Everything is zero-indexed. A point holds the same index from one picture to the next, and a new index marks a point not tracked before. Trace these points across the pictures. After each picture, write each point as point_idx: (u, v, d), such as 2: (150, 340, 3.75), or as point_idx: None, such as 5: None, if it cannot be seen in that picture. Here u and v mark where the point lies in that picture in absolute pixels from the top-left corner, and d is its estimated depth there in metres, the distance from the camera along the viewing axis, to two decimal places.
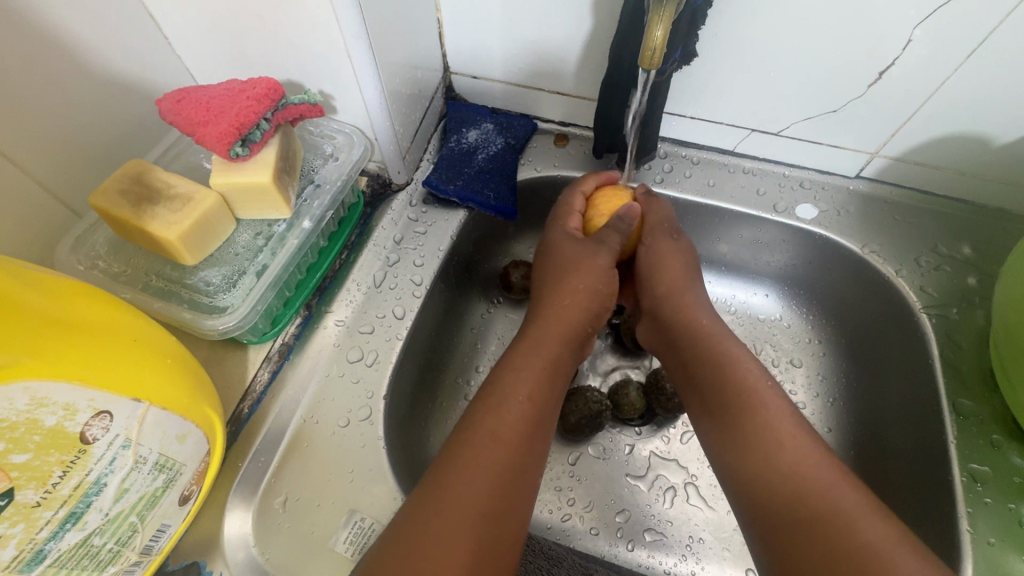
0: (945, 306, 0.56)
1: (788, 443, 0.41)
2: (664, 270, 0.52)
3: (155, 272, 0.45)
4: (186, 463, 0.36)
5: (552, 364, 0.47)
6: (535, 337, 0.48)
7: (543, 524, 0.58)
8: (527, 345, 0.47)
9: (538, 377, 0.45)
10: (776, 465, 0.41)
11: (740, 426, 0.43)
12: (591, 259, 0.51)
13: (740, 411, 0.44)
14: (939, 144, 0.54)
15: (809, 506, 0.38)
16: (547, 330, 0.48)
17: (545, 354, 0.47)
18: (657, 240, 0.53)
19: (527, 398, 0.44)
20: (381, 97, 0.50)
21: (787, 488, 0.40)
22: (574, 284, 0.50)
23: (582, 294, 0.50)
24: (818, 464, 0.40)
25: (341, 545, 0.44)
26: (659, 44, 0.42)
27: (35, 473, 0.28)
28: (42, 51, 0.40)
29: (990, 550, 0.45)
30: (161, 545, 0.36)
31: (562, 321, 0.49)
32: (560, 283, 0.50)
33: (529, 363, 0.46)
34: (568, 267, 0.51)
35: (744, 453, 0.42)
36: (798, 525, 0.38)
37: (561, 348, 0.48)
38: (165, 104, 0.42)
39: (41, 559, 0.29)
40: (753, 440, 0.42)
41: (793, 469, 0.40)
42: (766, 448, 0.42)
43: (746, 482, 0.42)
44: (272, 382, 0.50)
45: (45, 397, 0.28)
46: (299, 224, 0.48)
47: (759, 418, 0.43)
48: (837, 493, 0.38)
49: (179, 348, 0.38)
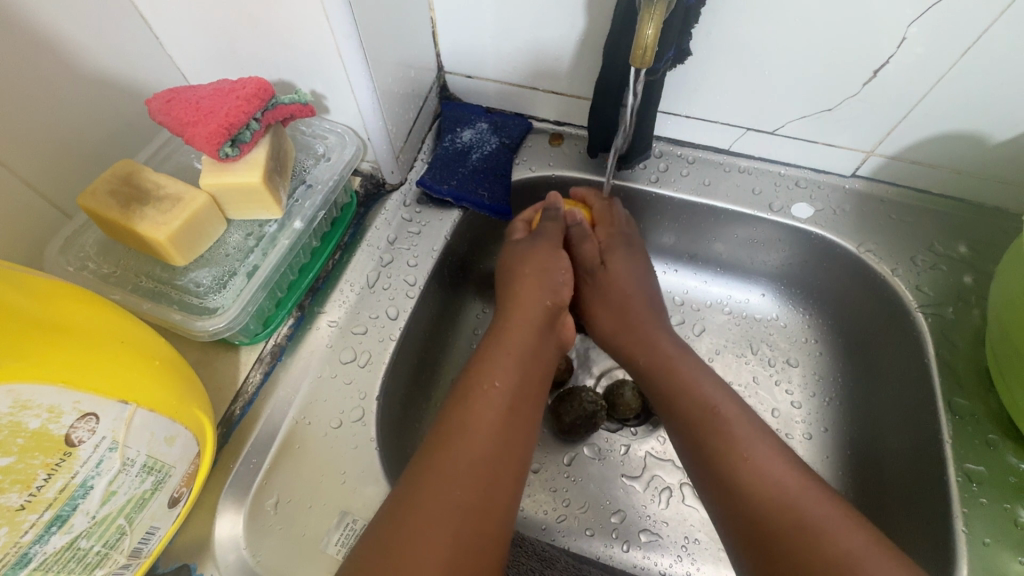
0: (940, 305, 0.56)
1: (749, 455, 0.42)
2: (597, 310, 0.56)
3: (145, 273, 0.45)
4: (175, 465, 0.36)
5: (522, 351, 0.47)
6: (499, 332, 0.48)
7: (538, 525, 0.58)
8: (494, 338, 0.48)
9: (509, 366, 0.46)
10: (741, 477, 0.41)
11: (703, 442, 0.44)
12: (533, 249, 0.53)
13: (702, 427, 0.44)
14: (935, 142, 0.54)
15: (774, 519, 0.38)
16: (512, 322, 0.49)
17: (513, 346, 0.47)
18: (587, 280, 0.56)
19: (496, 386, 0.44)
20: (373, 97, 0.50)
21: (751, 501, 0.40)
22: (522, 271, 0.52)
23: (533, 275, 0.52)
24: (783, 473, 0.40)
25: (332, 547, 0.43)
26: (650, 42, 0.42)
27: (19, 476, 0.28)
28: (31, 51, 0.39)
29: (986, 550, 0.44)
30: (150, 548, 0.36)
31: (523, 311, 0.50)
32: (508, 282, 0.53)
33: (498, 354, 0.46)
34: (517, 261, 0.53)
35: (709, 469, 0.43)
36: (764, 538, 0.38)
37: (529, 335, 0.48)
38: (155, 104, 0.42)
39: (26, 562, 0.29)
40: (716, 455, 0.43)
41: (758, 480, 0.40)
42: (729, 460, 0.42)
43: (716, 496, 0.42)
44: (264, 384, 0.50)
45: (28, 400, 0.28)
46: (290, 225, 0.48)
47: (720, 433, 0.43)
48: (803, 503, 0.38)
49: (167, 349, 0.38)
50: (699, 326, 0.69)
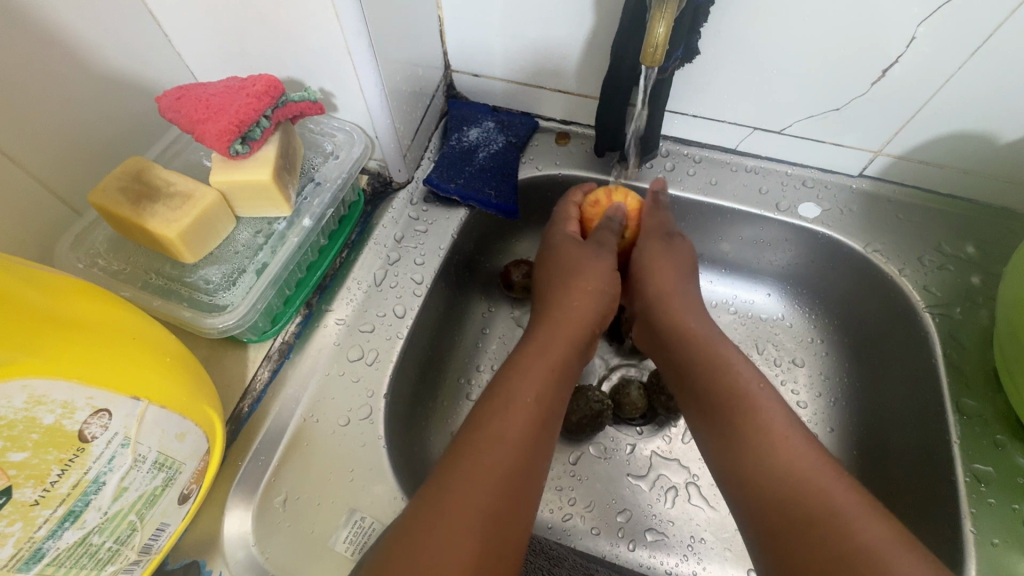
0: (948, 305, 0.55)
1: (787, 438, 0.42)
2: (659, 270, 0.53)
3: (155, 270, 0.45)
4: (186, 462, 0.36)
5: (559, 366, 0.47)
6: (543, 339, 0.48)
7: (545, 523, 0.58)
8: (536, 347, 0.47)
9: (546, 379, 0.45)
10: (773, 462, 0.41)
11: (734, 426, 0.44)
12: (594, 263, 0.52)
13: (737, 409, 0.44)
14: (942, 142, 0.53)
15: (806, 502, 0.38)
16: (555, 333, 0.49)
17: (553, 359, 0.47)
18: (653, 240, 0.54)
19: (536, 401, 0.44)
20: (381, 95, 0.50)
21: (782, 487, 0.40)
22: (581, 285, 0.51)
23: (592, 289, 0.51)
24: (813, 462, 0.40)
25: (341, 544, 0.44)
26: (661, 40, 0.42)
27: (34, 471, 0.28)
28: (42, 48, 0.40)
29: (994, 551, 0.44)
30: (161, 544, 0.36)
31: (567, 323, 0.49)
32: (570, 276, 0.52)
33: (536, 364, 0.46)
34: (573, 267, 0.52)
35: (740, 450, 0.43)
36: (792, 522, 0.38)
37: (569, 349, 0.48)
38: (166, 101, 0.42)
39: (40, 557, 0.29)
40: (751, 437, 0.43)
41: (790, 466, 0.40)
42: (764, 446, 0.42)
43: (743, 478, 0.42)
44: (272, 381, 0.50)
45: (43, 395, 0.28)
46: (299, 222, 0.48)
47: (756, 416, 0.43)
48: (834, 491, 0.38)
49: (178, 345, 0.38)
50: None
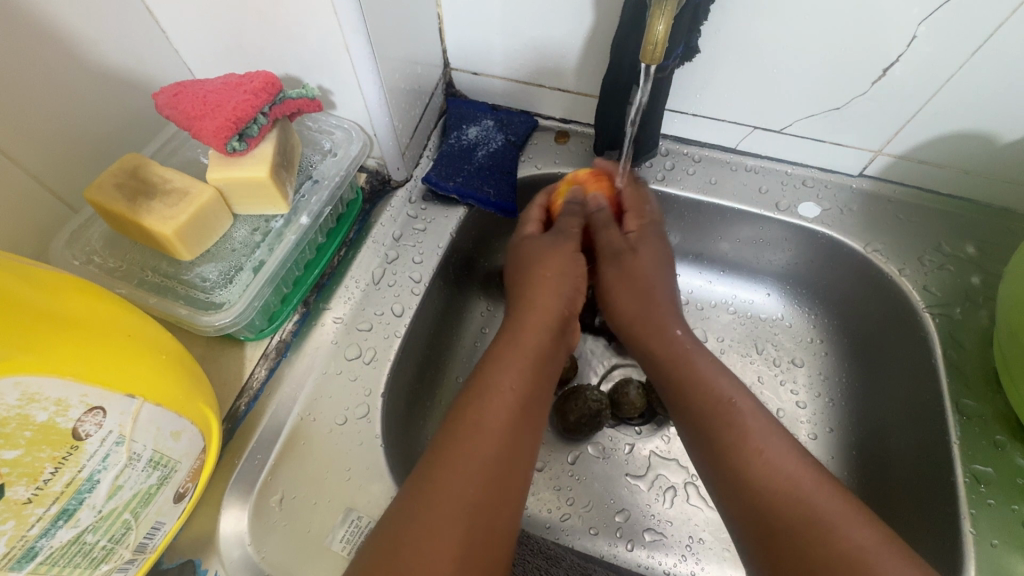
0: (948, 305, 0.55)
1: (762, 450, 0.41)
2: (619, 294, 0.53)
3: (151, 268, 0.45)
4: (180, 461, 0.35)
5: (535, 352, 0.47)
6: (513, 329, 0.48)
7: (543, 523, 0.58)
8: (507, 338, 0.48)
9: (523, 367, 0.45)
10: (755, 472, 0.41)
11: (713, 437, 0.43)
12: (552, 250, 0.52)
13: (715, 421, 0.44)
14: (943, 141, 0.53)
15: (789, 514, 0.38)
16: (524, 321, 0.49)
17: (528, 344, 0.47)
18: (608, 266, 0.53)
19: (510, 385, 0.44)
20: (380, 94, 0.49)
21: (762, 496, 0.39)
22: (540, 273, 0.51)
23: (548, 280, 0.51)
24: (795, 468, 0.40)
25: (338, 543, 0.43)
26: (661, 38, 0.42)
27: (26, 469, 0.27)
28: (39, 44, 0.39)
29: (993, 552, 0.44)
30: (156, 543, 0.36)
31: (538, 312, 0.49)
32: (527, 279, 0.52)
33: (511, 354, 0.46)
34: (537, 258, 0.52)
35: (720, 464, 0.42)
36: (774, 532, 0.38)
37: (542, 335, 0.48)
38: (162, 97, 0.41)
39: (32, 556, 0.29)
40: (728, 451, 0.42)
41: (771, 475, 0.40)
42: (743, 457, 0.41)
43: (725, 490, 0.42)
44: (269, 380, 0.49)
45: (36, 393, 0.28)
46: (296, 220, 0.48)
47: (735, 426, 0.43)
48: (817, 499, 0.38)
49: (174, 344, 0.38)
50: (703, 326, 0.69)
